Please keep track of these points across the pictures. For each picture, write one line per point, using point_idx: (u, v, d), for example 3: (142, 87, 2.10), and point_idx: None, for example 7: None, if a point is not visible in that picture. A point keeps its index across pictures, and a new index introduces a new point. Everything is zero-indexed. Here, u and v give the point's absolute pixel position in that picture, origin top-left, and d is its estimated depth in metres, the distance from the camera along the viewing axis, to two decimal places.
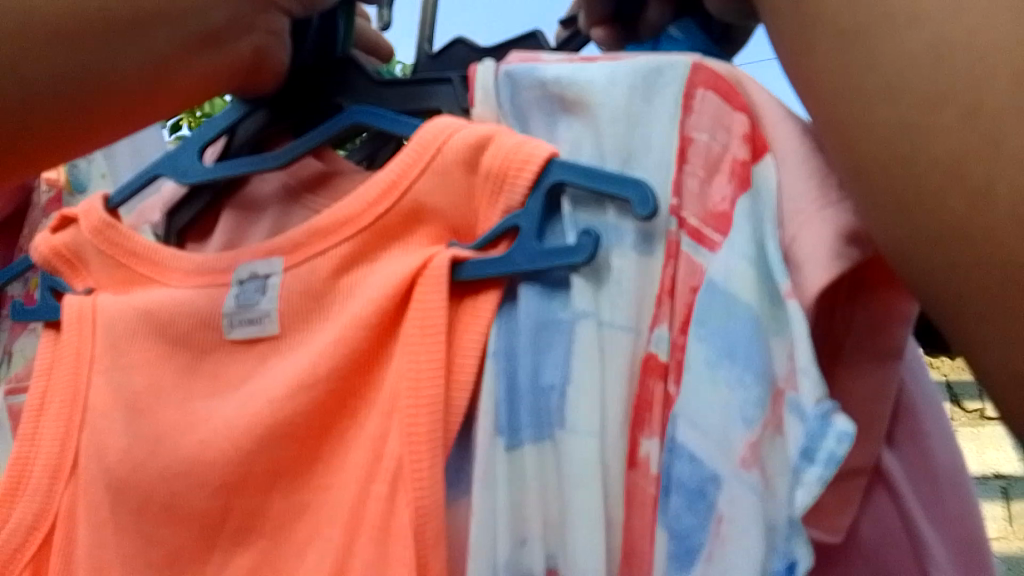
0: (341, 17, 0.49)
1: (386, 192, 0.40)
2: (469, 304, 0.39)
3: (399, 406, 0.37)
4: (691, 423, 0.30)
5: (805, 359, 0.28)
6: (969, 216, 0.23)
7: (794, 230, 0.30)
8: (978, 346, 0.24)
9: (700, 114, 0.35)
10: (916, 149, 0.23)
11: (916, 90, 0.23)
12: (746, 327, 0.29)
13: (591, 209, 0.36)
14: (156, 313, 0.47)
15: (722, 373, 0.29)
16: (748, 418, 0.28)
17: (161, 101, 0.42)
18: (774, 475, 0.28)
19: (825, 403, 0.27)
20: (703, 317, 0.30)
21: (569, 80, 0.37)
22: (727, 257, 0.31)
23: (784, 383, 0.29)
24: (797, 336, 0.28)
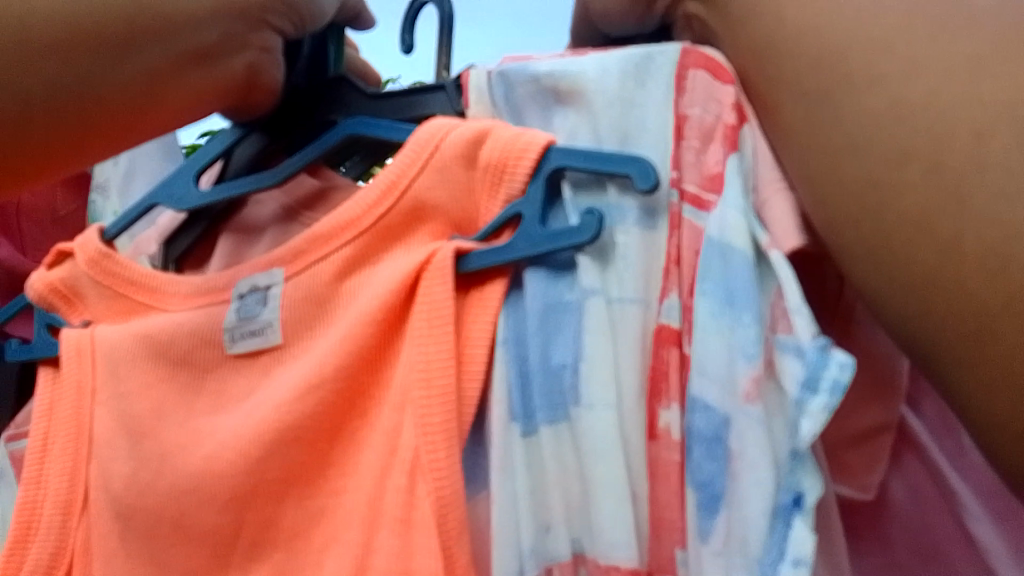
0: (332, 43, 0.50)
1: (385, 192, 0.40)
2: (475, 294, 0.39)
3: (410, 398, 0.36)
4: (702, 374, 0.31)
5: (796, 300, 0.30)
6: (936, 267, 0.27)
7: (765, 195, 0.34)
8: (956, 385, 0.28)
9: (692, 92, 0.36)
10: (884, 202, 0.28)
11: (883, 148, 0.28)
12: (745, 269, 0.31)
13: (592, 191, 0.37)
14: (156, 337, 0.46)
15: (725, 320, 0.31)
16: (748, 355, 0.30)
17: (152, 117, 0.43)
18: (774, 412, 0.30)
19: (820, 338, 0.29)
20: (703, 274, 0.32)
21: (561, 71, 0.38)
22: (724, 216, 0.32)
23: (771, 328, 0.31)
24: (785, 278, 0.30)
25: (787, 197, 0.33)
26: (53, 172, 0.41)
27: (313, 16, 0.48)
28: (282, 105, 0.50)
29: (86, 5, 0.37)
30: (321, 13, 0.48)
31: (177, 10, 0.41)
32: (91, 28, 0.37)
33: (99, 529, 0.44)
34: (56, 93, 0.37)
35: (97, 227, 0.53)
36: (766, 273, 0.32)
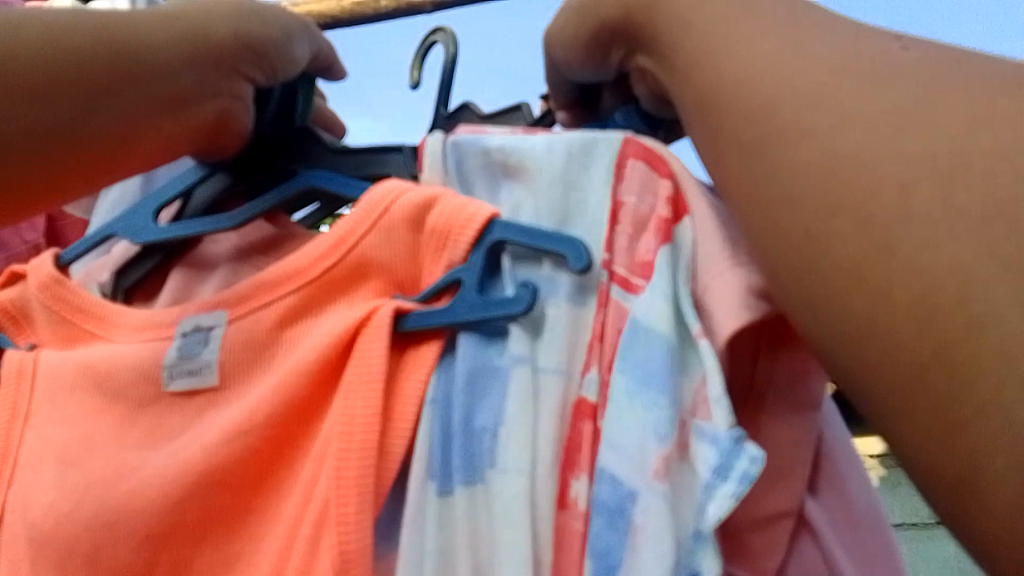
0: (301, 94, 0.53)
1: (334, 246, 0.42)
2: (412, 353, 0.40)
3: (330, 450, 0.38)
4: (612, 447, 0.31)
5: (717, 389, 0.31)
6: (870, 317, 0.25)
7: (707, 281, 0.34)
8: (903, 445, 0.26)
9: (630, 180, 0.38)
10: (818, 261, 0.27)
11: (815, 200, 0.27)
12: (663, 354, 0.32)
13: (529, 265, 0.39)
14: (97, 367, 0.46)
15: (640, 399, 0.31)
16: (659, 434, 0.30)
17: (125, 161, 0.44)
18: (682, 493, 0.30)
19: (736, 429, 0.30)
20: (624, 351, 0.33)
21: (511, 148, 0.41)
22: (649, 302, 0.33)
23: (689, 413, 0.32)
24: (708, 366, 0.31)
25: (735, 275, 0.32)
26: (21, 213, 0.41)
27: (285, 65, 0.50)
28: (247, 149, 0.51)
29: (65, 52, 0.39)
30: (291, 62, 0.50)
31: (152, 59, 0.42)
32: (69, 74, 0.39)
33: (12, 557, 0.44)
34: (31, 137, 0.38)
35: (52, 252, 0.54)
36: (691, 359, 0.33)
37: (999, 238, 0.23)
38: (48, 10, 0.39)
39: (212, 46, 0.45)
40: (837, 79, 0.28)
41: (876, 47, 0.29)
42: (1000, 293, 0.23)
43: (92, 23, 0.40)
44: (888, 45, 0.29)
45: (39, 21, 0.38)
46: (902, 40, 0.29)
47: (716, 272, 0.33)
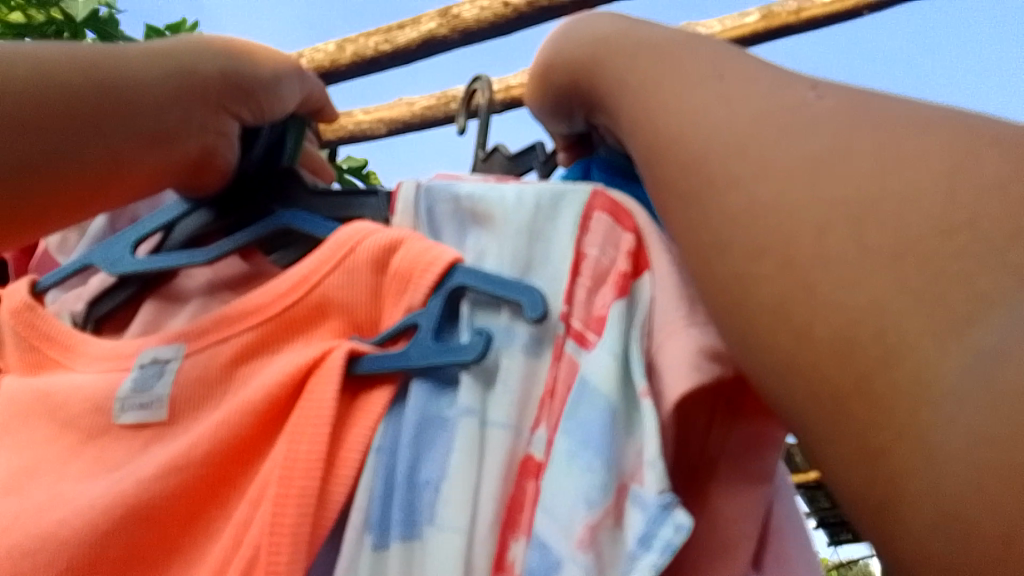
0: (291, 135, 0.54)
1: (296, 285, 0.41)
2: (362, 399, 0.38)
3: (268, 494, 0.36)
4: (544, 512, 0.29)
5: (653, 453, 0.29)
6: (796, 353, 0.27)
7: (659, 339, 0.33)
8: (838, 478, 0.27)
9: (594, 233, 0.37)
10: (788, 305, 0.27)
11: (746, 245, 0.29)
12: (603, 415, 0.30)
13: (488, 312, 0.37)
14: (53, 394, 0.45)
15: (578, 461, 0.30)
16: (590, 500, 0.29)
17: (113, 198, 0.43)
18: (608, 563, 0.28)
19: (667, 494, 0.28)
20: (569, 410, 0.31)
21: (480, 196, 0.40)
22: (597, 360, 0.32)
23: (629, 477, 0.30)
24: (647, 428, 0.30)
25: (692, 332, 0.32)
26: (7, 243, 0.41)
27: (274, 106, 0.51)
28: (230, 186, 0.51)
29: (49, 87, 0.39)
30: (279, 99, 0.51)
31: (139, 96, 0.43)
32: (52, 110, 0.39)
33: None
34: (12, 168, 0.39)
35: (28, 278, 0.54)
36: (635, 420, 0.31)
37: (907, 275, 0.25)
38: (36, 48, 0.40)
39: (200, 83, 0.46)
40: (779, 155, 0.29)
41: (791, 99, 0.31)
42: (910, 328, 0.25)
43: (77, 60, 0.41)
44: (803, 93, 0.31)
45: (25, 58, 0.39)
46: (816, 89, 0.31)
47: (661, 336, 0.33)
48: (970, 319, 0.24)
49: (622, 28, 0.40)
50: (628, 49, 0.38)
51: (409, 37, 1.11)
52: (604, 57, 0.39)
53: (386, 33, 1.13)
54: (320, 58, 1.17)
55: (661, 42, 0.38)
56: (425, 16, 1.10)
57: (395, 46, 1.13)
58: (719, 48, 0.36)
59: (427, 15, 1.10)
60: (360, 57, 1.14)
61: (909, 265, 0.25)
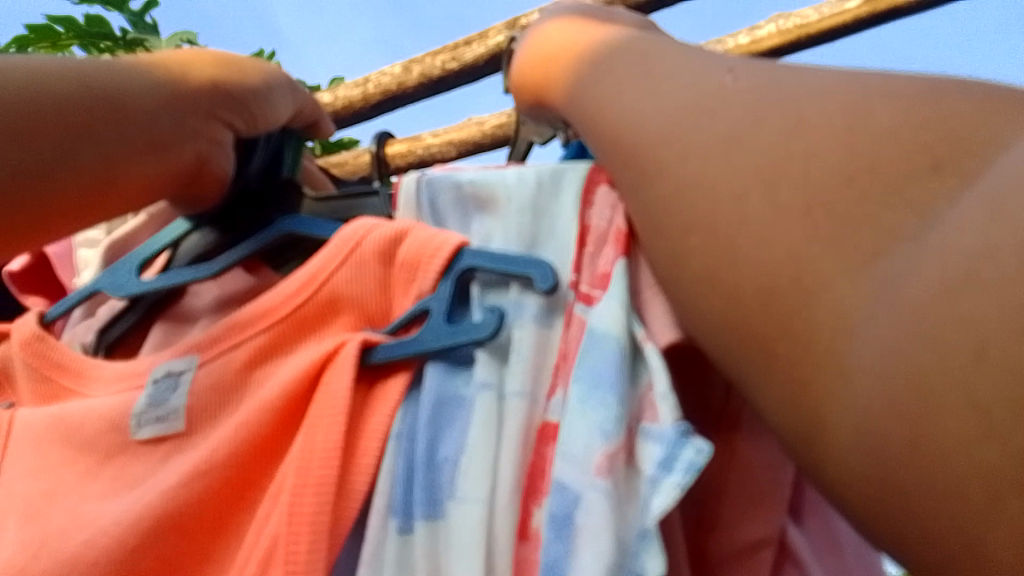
0: (288, 151, 0.55)
1: (305, 284, 0.41)
2: (379, 388, 0.38)
3: (287, 486, 0.36)
4: (563, 457, 0.30)
5: (664, 386, 0.30)
6: (730, 310, 0.28)
7: (643, 304, 0.34)
8: (765, 401, 0.27)
9: (597, 206, 0.37)
10: (766, 231, 0.27)
11: (699, 241, 0.29)
12: (614, 359, 0.30)
13: (498, 291, 0.38)
14: (67, 419, 0.45)
15: (591, 404, 0.30)
16: (605, 431, 0.29)
17: (114, 203, 0.44)
18: (624, 490, 0.28)
19: (683, 423, 0.28)
20: (580, 359, 0.31)
21: (480, 182, 0.40)
22: (603, 310, 0.32)
23: (636, 420, 0.30)
24: (655, 369, 0.30)
25: (661, 300, 0.33)
26: (11, 250, 0.41)
27: (262, 114, 0.52)
28: (231, 201, 0.52)
29: (51, 97, 0.40)
30: (271, 107, 0.52)
31: (135, 104, 0.44)
32: (55, 119, 0.40)
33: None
34: (17, 177, 0.39)
35: (38, 311, 0.54)
36: (638, 370, 0.32)
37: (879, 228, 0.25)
38: (31, 61, 0.41)
39: (191, 92, 0.47)
40: (749, 135, 0.29)
41: (707, 80, 0.32)
42: (881, 310, 0.24)
43: (72, 69, 0.42)
44: (719, 75, 0.32)
45: (24, 69, 0.40)
46: (732, 71, 0.32)
47: (646, 300, 0.34)
48: (884, 252, 0.25)
49: (576, 36, 0.40)
50: (579, 56, 0.39)
51: (477, 54, 0.93)
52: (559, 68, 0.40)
53: (452, 49, 0.95)
54: (386, 83, 0.97)
55: (607, 46, 0.38)
56: (492, 28, 0.93)
57: (462, 64, 0.94)
58: (666, 44, 0.36)
59: (496, 28, 0.93)
60: (425, 75, 0.97)
61: (868, 234, 0.25)
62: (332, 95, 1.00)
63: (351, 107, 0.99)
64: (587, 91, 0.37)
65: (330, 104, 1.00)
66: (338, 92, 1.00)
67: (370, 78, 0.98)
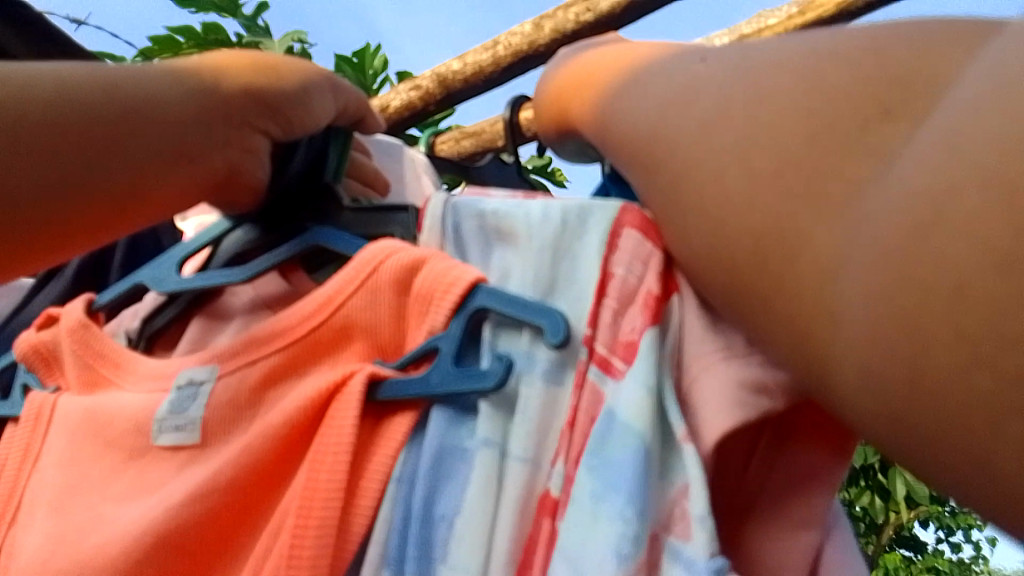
0: (333, 149, 0.53)
1: (322, 306, 0.40)
2: (384, 426, 0.37)
3: (287, 525, 0.35)
4: (573, 563, 0.27)
5: (701, 508, 0.28)
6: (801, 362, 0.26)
7: (695, 374, 0.31)
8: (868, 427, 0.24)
9: (622, 252, 0.35)
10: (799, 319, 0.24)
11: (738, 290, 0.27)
12: (632, 457, 0.28)
13: (510, 336, 0.36)
14: (102, 414, 0.47)
15: (604, 508, 0.28)
16: (621, 553, 0.26)
17: (130, 219, 0.43)
18: None
19: (719, 558, 0.26)
20: (596, 445, 0.30)
21: (504, 211, 0.39)
22: (628, 393, 0.30)
23: (660, 528, 0.28)
24: (692, 478, 0.28)
25: (724, 367, 0.30)
26: (24, 265, 0.40)
27: (304, 124, 0.51)
28: (272, 201, 0.52)
29: (77, 109, 0.39)
30: (307, 110, 0.50)
31: (164, 113, 0.43)
32: (77, 136, 0.39)
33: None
34: (40, 189, 0.38)
35: (85, 298, 0.56)
36: (672, 462, 0.30)
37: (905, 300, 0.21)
38: (60, 68, 0.40)
39: (225, 99, 0.47)
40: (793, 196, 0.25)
41: (683, 71, 0.32)
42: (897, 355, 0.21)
43: (103, 79, 0.41)
44: (693, 66, 0.32)
45: (53, 77, 0.39)
46: (704, 58, 0.32)
47: (698, 373, 0.31)
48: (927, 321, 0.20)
49: (582, 58, 0.41)
50: (583, 70, 0.40)
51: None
52: (573, 92, 0.40)
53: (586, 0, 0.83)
54: (517, 43, 0.88)
55: (614, 56, 0.39)
56: None
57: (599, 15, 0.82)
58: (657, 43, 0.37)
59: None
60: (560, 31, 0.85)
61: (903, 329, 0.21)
62: (463, 62, 0.92)
63: (482, 74, 0.90)
64: (598, 98, 0.37)
65: (463, 73, 0.92)
66: (468, 58, 0.92)
67: (499, 42, 0.90)
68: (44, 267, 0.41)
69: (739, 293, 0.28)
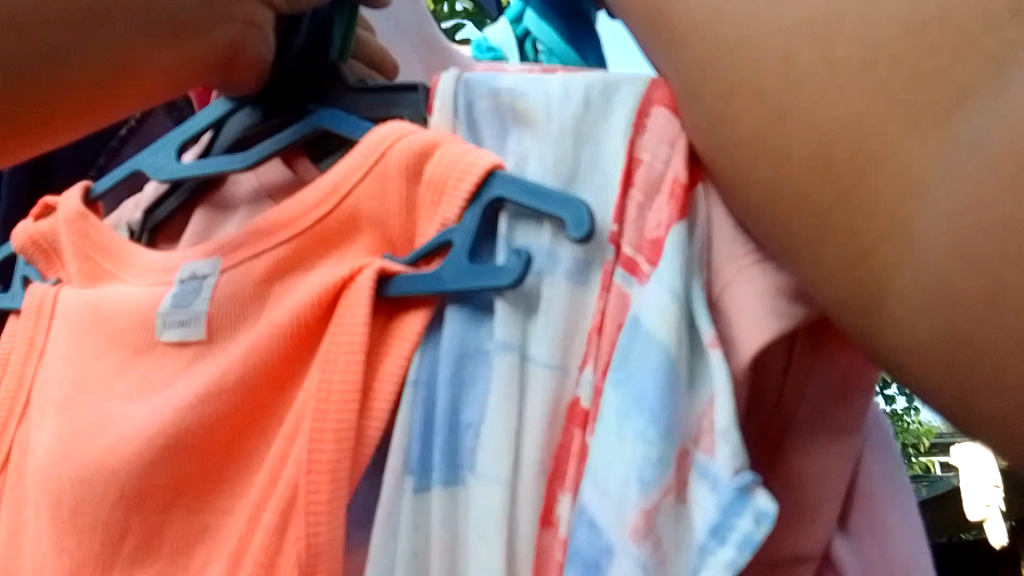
0: (338, 26, 0.48)
1: (326, 196, 0.37)
2: (396, 322, 0.35)
3: (303, 429, 0.34)
4: (599, 487, 0.26)
5: (726, 420, 0.25)
6: (841, 290, 0.24)
7: (730, 279, 0.28)
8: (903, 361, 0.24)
9: (651, 134, 0.31)
10: (883, 222, 0.23)
11: (807, 204, 0.24)
12: (654, 371, 0.26)
13: (529, 228, 0.33)
14: (105, 308, 0.45)
15: (630, 428, 0.26)
16: (643, 480, 0.25)
17: (116, 100, 0.40)
18: (667, 550, 0.25)
19: (745, 474, 0.24)
20: (620, 359, 0.27)
21: (521, 90, 0.35)
22: (652, 299, 0.27)
23: (688, 442, 0.26)
24: (718, 389, 0.26)
25: (760, 274, 0.27)
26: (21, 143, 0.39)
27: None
28: (272, 80, 0.47)
29: None
30: None
31: None
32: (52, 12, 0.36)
33: (20, 507, 0.44)
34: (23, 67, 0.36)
35: (82, 185, 0.52)
36: (699, 372, 0.27)
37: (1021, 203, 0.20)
38: None
39: None
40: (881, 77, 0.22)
41: None
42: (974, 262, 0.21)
43: None
44: None
45: None
46: None
47: (731, 279, 0.28)
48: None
49: None
50: None
51: None
52: None
53: None
54: None
55: None
56: None
57: None
58: None
59: None
60: None
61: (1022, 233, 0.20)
62: None
63: None
64: None
65: None
66: None
67: None
68: (39, 146, 0.40)
69: (778, 191, 0.25)
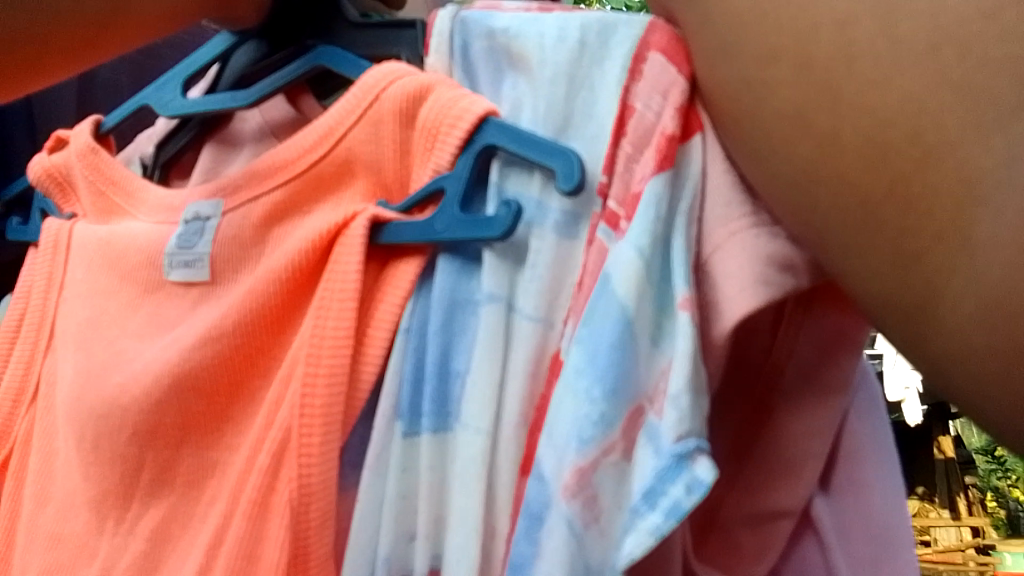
0: None
1: (321, 139, 0.37)
2: (391, 269, 0.35)
3: (298, 373, 0.35)
4: (550, 440, 0.26)
5: (679, 385, 0.25)
6: (888, 281, 0.23)
7: (719, 244, 0.28)
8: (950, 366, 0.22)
9: (647, 82, 0.30)
10: (928, 205, 0.21)
11: (857, 186, 0.22)
12: (612, 330, 0.26)
13: (520, 177, 0.32)
14: (117, 244, 0.45)
15: (575, 383, 0.26)
16: (582, 439, 0.25)
17: (108, 42, 0.39)
18: (603, 506, 0.25)
19: (688, 442, 0.24)
20: (587, 316, 0.27)
21: (516, 31, 0.33)
22: (620, 258, 0.27)
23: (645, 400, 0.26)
24: (680, 352, 0.26)
25: (752, 239, 0.27)
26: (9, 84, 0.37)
27: None
28: (274, 13, 0.46)
29: None
30: None
31: None
32: None
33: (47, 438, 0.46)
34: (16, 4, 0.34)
35: (93, 119, 0.52)
36: (666, 333, 0.27)
37: None
38: None
39: None
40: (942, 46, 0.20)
41: None
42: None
43: None
44: None
45: None
46: None
47: (721, 243, 0.28)
48: None
49: None
50: None
51: None
52: None
53: None
54: None
55: None
56: None
57: None
58: None
59: None
60: None
61: None
62: None
63: None
64: None
65: None
66: None
67: None
68: (20, 89, 0.38)
69: (822, 161, 0.23)
